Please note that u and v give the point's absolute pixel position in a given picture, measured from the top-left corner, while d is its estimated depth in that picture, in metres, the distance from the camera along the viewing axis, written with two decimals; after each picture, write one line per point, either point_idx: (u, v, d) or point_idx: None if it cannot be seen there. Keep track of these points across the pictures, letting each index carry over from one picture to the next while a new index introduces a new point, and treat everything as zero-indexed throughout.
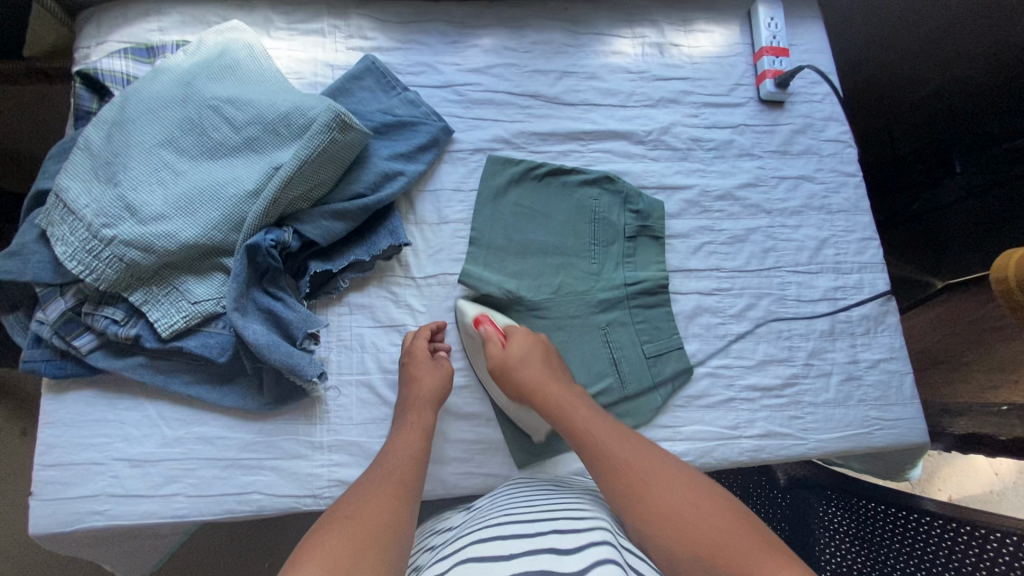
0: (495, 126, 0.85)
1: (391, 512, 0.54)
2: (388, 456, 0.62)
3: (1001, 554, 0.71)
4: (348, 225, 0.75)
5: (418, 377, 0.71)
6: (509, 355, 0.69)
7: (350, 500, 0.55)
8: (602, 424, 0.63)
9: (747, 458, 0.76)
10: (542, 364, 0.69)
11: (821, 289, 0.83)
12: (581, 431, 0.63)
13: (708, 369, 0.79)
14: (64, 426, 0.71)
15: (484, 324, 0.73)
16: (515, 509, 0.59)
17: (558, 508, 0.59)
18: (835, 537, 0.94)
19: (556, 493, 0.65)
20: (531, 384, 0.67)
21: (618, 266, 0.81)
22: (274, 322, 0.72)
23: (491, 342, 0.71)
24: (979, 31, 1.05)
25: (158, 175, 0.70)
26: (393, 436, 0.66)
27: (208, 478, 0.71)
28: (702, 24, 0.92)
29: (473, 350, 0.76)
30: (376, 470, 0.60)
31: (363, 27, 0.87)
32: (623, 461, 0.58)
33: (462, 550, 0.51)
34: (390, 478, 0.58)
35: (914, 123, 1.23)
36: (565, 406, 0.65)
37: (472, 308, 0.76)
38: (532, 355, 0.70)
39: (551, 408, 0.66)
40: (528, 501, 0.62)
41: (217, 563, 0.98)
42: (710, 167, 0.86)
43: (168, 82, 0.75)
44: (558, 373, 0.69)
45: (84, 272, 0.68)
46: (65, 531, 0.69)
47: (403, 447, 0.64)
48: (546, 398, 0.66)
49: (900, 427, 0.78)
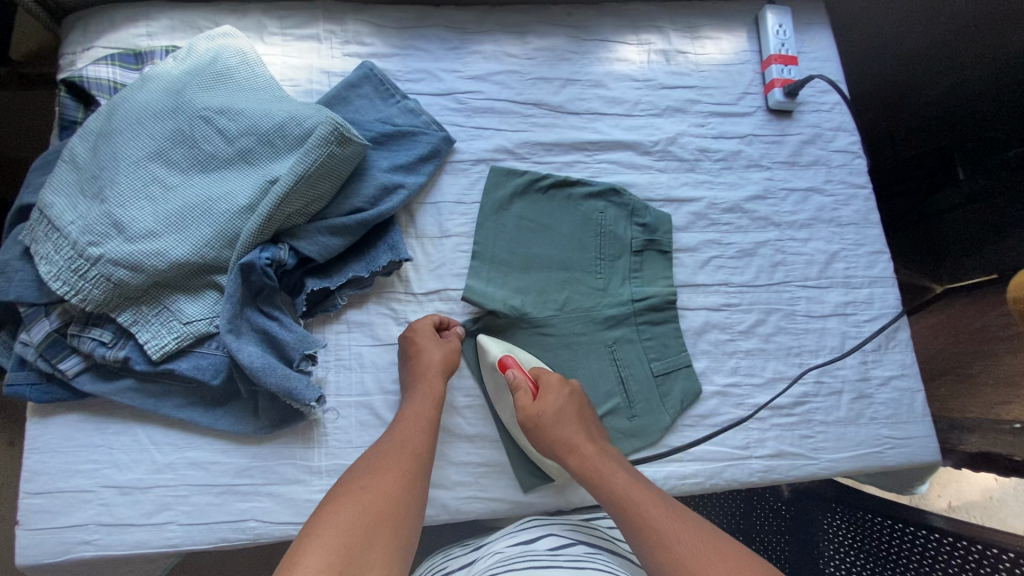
0: (498, 136, 0.83)
1: (402, 494, 0.57)
2: (401, 432, 0.64)
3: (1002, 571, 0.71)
4: (347, 241, 0.72)
5: (423, 357, 0.69)
6: (541, 409, 0.66)
7: (363, 477, 0.58)
8: (642, 490, 0.62)
9: (757, 479, 0.74)
10: (575, 422, 0.67)
11: (831, 304, 0.81)
12: (620, 498, 0.61)
13: (718, 388, 0.77)
14: (51, 452, 0.68)
15: (511, 368, 0.69)
16: (537, 556, 0.59)
17: (582, 562, 0.58)
18: (840, 550, 0.92)
19: (575, 546, 0.63)
20: (564, 441, 0.66)
21: (625, 281, 0.79)
22: (270, 343, 0.69)
23: (523, 392, 0.67)
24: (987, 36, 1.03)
25: (148, 190, 0.67)
26: (404, 411, 0.66)
27: (201, 505, 0.68)
28: (709, 31, 0.89)
29: (495, 385, 0.73)
30: (389, 446, 0.62)
31: (361, 33, 0.84)
32: (667, 533, 0.57)
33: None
34: (402, 454, 0.61)
35: (917, 127, 1.21)
36: (603, 470, 0.64)
37: (496, 346, 0.73)
38: (564, 412, 0.67)
39: (586, 468, 0.65)
40: (551, 548, 0.61)
41: None
42: (718, 179, 0.84)
43: (157, 91, 0.72)
44: (592, 433, 0.68)
45: (70, 292, 0.64)
46: (53, 562, 0.66)
47: (415, 421, 0.65)
48: (581, 457, 0.65)
49: (913, 445, 0.77)
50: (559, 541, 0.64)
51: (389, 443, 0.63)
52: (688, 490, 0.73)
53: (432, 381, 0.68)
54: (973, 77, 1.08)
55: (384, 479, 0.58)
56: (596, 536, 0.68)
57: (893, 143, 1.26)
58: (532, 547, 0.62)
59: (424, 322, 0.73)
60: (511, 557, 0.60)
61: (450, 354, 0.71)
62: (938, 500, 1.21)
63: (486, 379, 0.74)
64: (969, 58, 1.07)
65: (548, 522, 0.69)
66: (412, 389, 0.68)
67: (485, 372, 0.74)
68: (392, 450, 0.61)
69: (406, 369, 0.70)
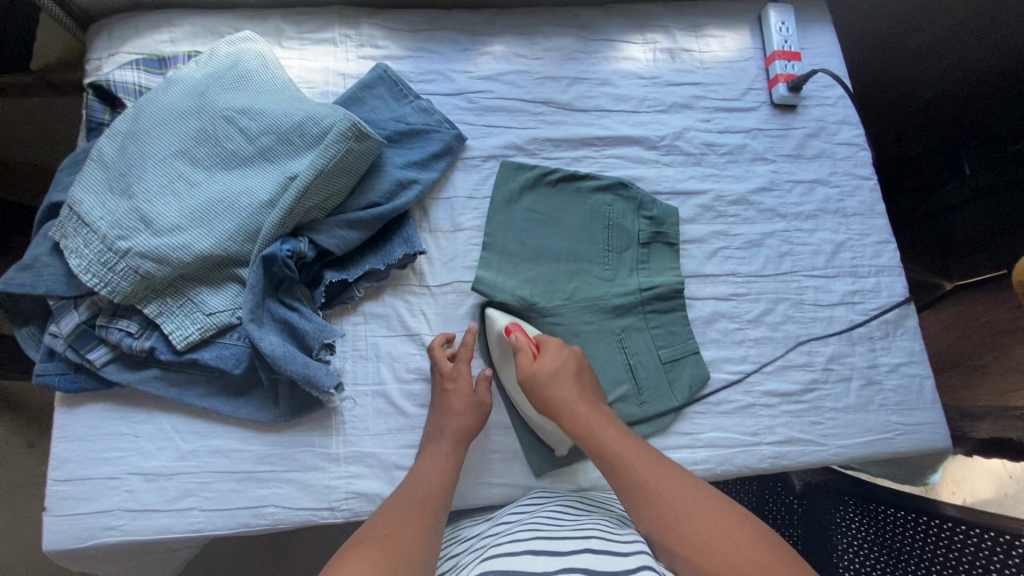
0: (509, 134, 0.85)
1: (420, 543, 0.56)
2: (418, 484, 0.64)
3: (1010, 556, 0.73)
4: (363, 233, 0.74)
5: (446, 408, 0.71)
6: (541, 367, 0.69)
7: (384, 520, 0.58)
8: (632, 447, 0.64)
9: (768, 465, 0.75)
10: (572, 382, 0.69)
11: (838, 293, 0.82)
12: (611, 455, 0.63)
13: (726, 376, 0.78)
14: (78, 440, 0.70)
15: (514, 333, 0.72)
16: (543, 523, 0.63)
17: (585, 527, 0.62)
18: (853, 543, 0.93)
19: (583, 515, 0.66)
20: (560, 400, 0.68)
21: (633, 271, 0.81)
22: (290, 332, 0.71)
23: (524, 352, 0.70)
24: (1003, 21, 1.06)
25: (173, 187, 0.70)
26: (422, 462, 0.67)
27: (224, 492, 0.70)
28: (713, 30, 0.92)
29: (503, 358, 0.75)
30: (407, 498, 0.62)
31: (374, 36, 0.87)
32: (655, 487, 0.59)
33: (493, 561, 0.54)
34: (419, 506, 0.61)
35: (929, 115, 1.23)
36: (595, 427, 0.66)
37: (501, 316, 0.76)
38: (564, 370, 0.70)
39: (579, 426, 0.66)
40: (556, 513, 0.65)
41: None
42: (724, 172, 0.86)
43: (181, 93, 0.75)
44: (586, 391, 0.70)
45: (99, 284, 0.67)
46: (80, 547, 0.68)
47: (435, 469, 0.66)
48: (574, 415, 0.67)
49: (923, 431, 0.77)
50: (567, 510, 0.67)
51: (409, 489, 0.63)
52: (699, 476, 0.74)
53: (452, 433, 0.69)
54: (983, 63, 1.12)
55: (408, 524, 0.58)
56: (606, 508, 0.70)
57: (901, 139, 1.27)
58: (537, 513, 0.66)
59: (461, 364, 0.73)
60: (516, 524, 0.64)
61: (472, 413, 0.71)
62: (952, 496, 1.21)
63: (493, 349, 0.77)
64: (983, 45, 1.10)
65: (557, 500, 0.70)
66: (432, 440, 0.69)
67: (493, 342, 0.76)
68: (410, 502, 0.61)
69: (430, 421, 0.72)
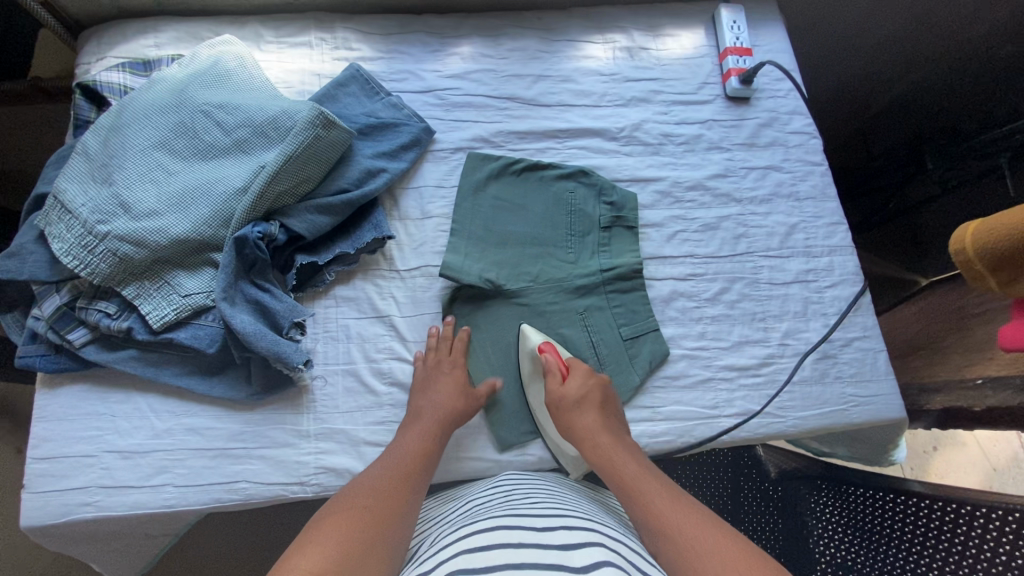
0: (474, 127, 0.89)
1: (399, 520, 0.57)
2: (400, 460, 0.65)
3: (986, 531, 0.69)
4: (333, 219, 0.78)
5: (438, 389, 0.73)
6: (566, 392, 0.71)
7: (362, 491, 0.59)
8: (650, 479, 0.62)
9: (727, 436, 0.77)
10: (596, 411, 0.70)
11: (792, 272, 0.85)
12: (629, 483, 0.62)
13: (685, 352, 0.81)
14: (57, 420, 0.73)
15: (547, 353, 0.75)
16: (519, 502, 0.63)
17: (561, 507, 0.62)
18: (828, 528, 0.88)
19: (558, 498, 0.66)
20: (582, 427, 0.69)
21: (594, 254, 0.84)
22: (262, 313, 0.74)
23: (553, 374, 0.73)
24: (961, 16, 1.09)
25: (152, 176, 0.74)
26: (407, 436, 0.68)
27: (197, 468, 0.72)
28: (670, 30, 0.97)
29: (533, 374, 0.78)
30: (386, 476, 0.62)
31: (349, 39, 0.92)
32: (669, 518, 0.56)
33: (466, 538, 0.54)
34: (399, 485, 0.61)
35: (906, 120, 1.25)
36: (615, 459, 0.65)
37: (537, 335, 0.78)
38: (589, 397, 0.72)
39: (599, 454, 0.66)
40: (532, 496, 0.65)
41: (219, 559, 1.02)
42: (681, 160, 0.90)
43: (164, 90, 0.79)
44: (611, 423, 0.70)
45: (79, 266, 0.70)
46: (56, 523, 0.70)
47: (417, 445, 0.67)
48: (596, 443, 0.67)
49: (877, 402, 0.80)
50: (542, 493, 0.67)
51: (389, 460, 0.65)
52: (660, 449, 0.76)
53: (436, 419, 0.70)
54: (946, 64, 1.15)
55: (384, 497, 0.59)
56: (581, 496, 0.71)
57: (865, 142, 1.32)
58: (511, 493, 0.66)
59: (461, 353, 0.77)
60: (492, 503, 0.64)
61: (463, 398, 0.74)
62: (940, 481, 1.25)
63: (523, 365, 0.79)
64: (945, 48, 1.14)
65: (521, 478, 0.72)
66: (419, 418, 0.70)
67: (524, 360, 0.79)
68: (389, 481, 0.61)
69: (413, 400, 0.73)
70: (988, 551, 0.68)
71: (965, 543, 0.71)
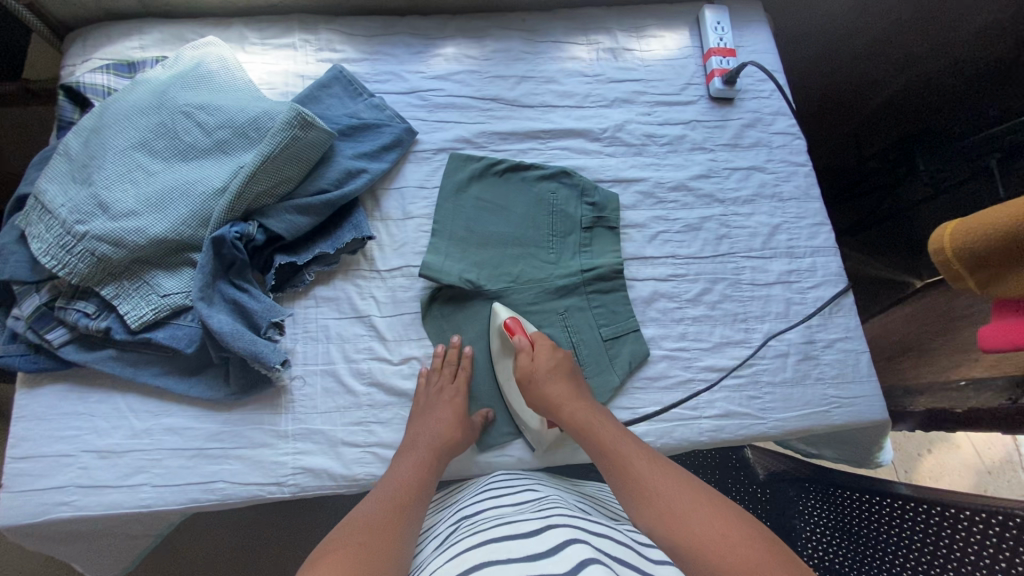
0: (457, 128, 0.90)
1: (393, 552, 0.55)
2: (393, 493, 0.64)
3: (972, 534, 0.67)
4: (314, 219, 0.78)
5: (434, 415, 0.72)
6: (537, 366, 0.72)
7: (352, 529, 0.57)
8: (628, 444, 0.65)
9: (707, 438, 0.77)
10: (567, 381, 0.72)
11: (775, 273, 0.85)
12: (607, 449, 0.65)
13: (666, 352, 0.80)
14: (37, 419, 0.73)
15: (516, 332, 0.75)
16: (506, 513, 0.61)
17: (546, 510, 0.60)
18: (813, 530, 0.85)
19: (545, 500, 0.65)
20: (555, 397, 0.71)
21: (575, 254, 0.84)
22: (240, 312, 0.74)
23: (524, 353, 0.73)
24: (953, 14, 1.07)
25: (131, 176, 0.74)
26: (399, 469, 0.68)
27: (174, 468, 0.73)
28: (654, 31, 0.97)
29: (501, 351, 0.78)
30: (379, 512, 0.60)
31: (332, 40, 0.93)
32: (648, 484, 0.59)
33: (455, 561, 0.51)
34: (393, 517, 0.60)
35: (897, 122, 1.24)
36: (592, 424, 0.68)
37: (505, 310, 0.78)
38: (557, 370, 0.73)
39: (576, 422, 0.69)
40: (518, 504, 0.63)
41: (203, 562, 1.02)
42: (664, 161, 0.90)
43: (145, 91, 0.79)
44: (581, 391, 0.72)
45: (58, 266, 0.71)
46: (32, 523, 0.70)
47: (410, 480, 0.66)
48: (570, 413, 0.69)
49: (860, 404, 0.79)
50: (528, 497, 0.65)
51: (383, 492, 0.64)
52: None
53: (433, 445, 0.70)
54: (937, 66, 1.14)
55: (375, 530, 0.57)
56: (569, 495, 0.70)
57: (858, 142, 1.32)
58: (498, 503, 0.64)
59: (460, 378, 0.77)
60: (479, 516, 0.62)
61: (463, 427, 0.73)
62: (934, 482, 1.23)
63: (494, 342, 0.79)
64: (931, 49, 1.13)
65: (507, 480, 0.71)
66: (410, 450, 0.70)
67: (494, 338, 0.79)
68: (386, 514, 0.60)
69: (411, 428, 0.72)
70: (972, 554, 0.66)
71: (948, 547, 0.69)
